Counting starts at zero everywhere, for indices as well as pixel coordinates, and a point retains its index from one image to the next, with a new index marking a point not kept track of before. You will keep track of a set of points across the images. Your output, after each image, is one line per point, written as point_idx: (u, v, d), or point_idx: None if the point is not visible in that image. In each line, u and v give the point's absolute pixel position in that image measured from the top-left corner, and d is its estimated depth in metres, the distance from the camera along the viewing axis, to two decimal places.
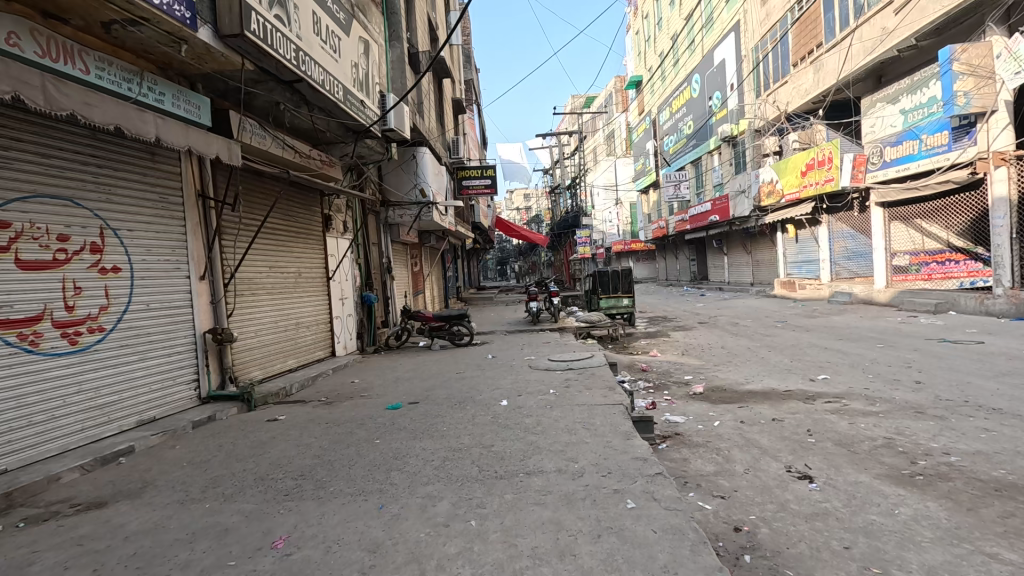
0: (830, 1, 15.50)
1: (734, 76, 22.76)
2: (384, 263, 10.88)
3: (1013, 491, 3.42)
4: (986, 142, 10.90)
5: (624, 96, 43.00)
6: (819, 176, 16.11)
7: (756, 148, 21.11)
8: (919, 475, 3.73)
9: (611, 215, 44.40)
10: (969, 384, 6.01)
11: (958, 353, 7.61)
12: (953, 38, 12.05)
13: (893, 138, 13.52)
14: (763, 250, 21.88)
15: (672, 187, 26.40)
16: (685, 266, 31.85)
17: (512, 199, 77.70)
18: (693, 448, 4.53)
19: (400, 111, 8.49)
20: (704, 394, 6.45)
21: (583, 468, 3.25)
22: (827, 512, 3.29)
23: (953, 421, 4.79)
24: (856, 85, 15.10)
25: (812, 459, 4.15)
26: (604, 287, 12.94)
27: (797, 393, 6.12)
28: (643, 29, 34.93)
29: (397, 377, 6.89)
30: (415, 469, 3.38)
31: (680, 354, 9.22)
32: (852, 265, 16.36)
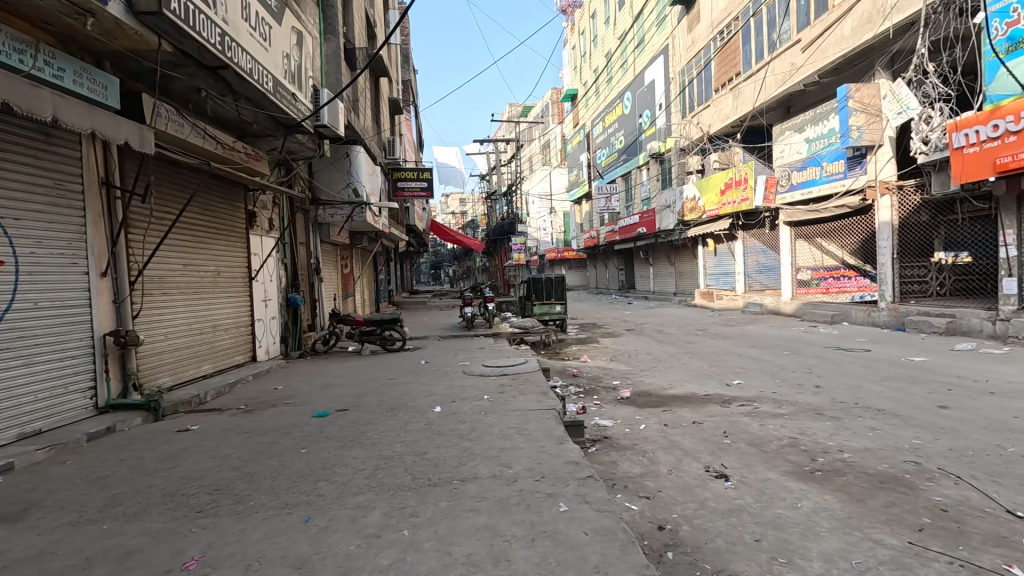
0: (748, 35, 16.83)
1: (662, 97, 24.06)
2: (312, 264, 10.40)
3: (895, 482, 3.85)
4: (875, 171, 12.24)
5: (560, 108, 44.15)
6: (735, 195, 17.35)
7: (681, 166, 22.40)
8: (819, 471, 4.11)
9: (545, 224, 45.27)
10: (859, 387, 6.73)
11: (849, 360, 8.50)
12: (849, 78, 13.49)
13: (799, 164, 14.87)
14: (685, 262, 23.22)
15: (603, 199, 27.38)
16: (614, 275, 33.09)
17: (448, 203, 77.11)
18: (621, 451, 4.71)
19: (334, 107, 8.20)
20: (631, 398, 6.73)
21: (517, 473, 3.28)
22: (740, 508, 3.54)
23: (847, 421, 5.32)
24: (769, 113, 16.47)
25: (727, 459, 4.44)
26: (538, 294, 13.22)
27: (715, 397, 6.55)
28: (579, 44, 36.10)
29: (324, 383, 6.59)
30: (344, 478, 3.26)
31: (609, 360, 9.56)
32: (763, 279, 17.67)
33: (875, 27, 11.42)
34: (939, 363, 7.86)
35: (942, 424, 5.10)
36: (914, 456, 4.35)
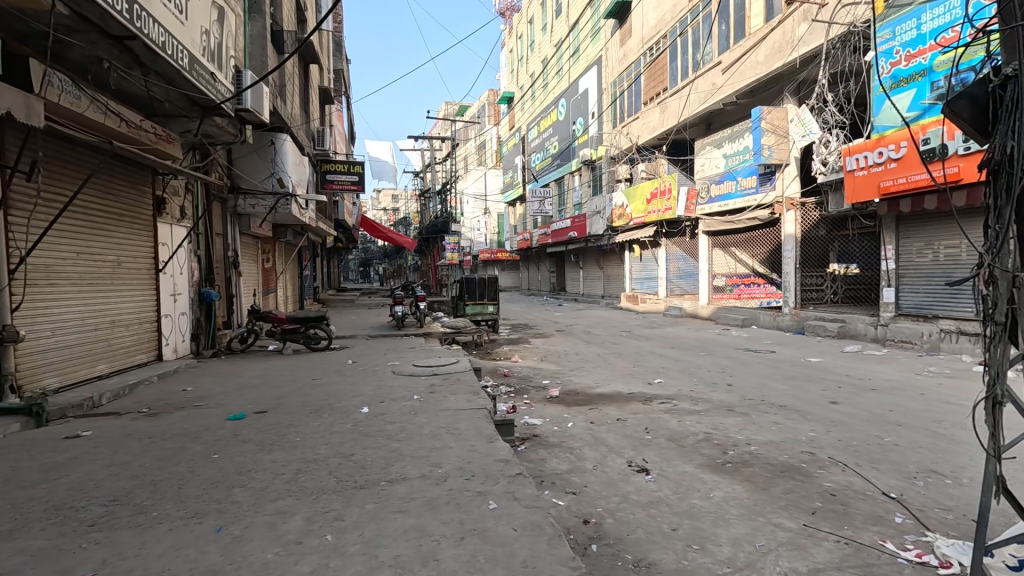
0: (675, 53, 17.80)
1: (595, 106, 24.88)
2: (229, 257, 9.71)
3: (793, 471, 4.23)
4: (782, 188, 13.38)
5: (496, 110, 44.38)
6: (659, 204, 18.28)
7: (611, 174, 23.24)
8: (729, 463, 4.43)
9: (478, 224, 45.24)
10: (765, 386, 7.31)
11: (757, 360, 9.21)
12: (762, 101, 14.65)
13: (718, 178, 15.93)
14: (613, 266, 24.13)
15: (537, 202, 27.83)
16: (546, 277, 33.75)
17: (380, 199, 75.01)
18: (549, 448, 4.81)
19: (258, 91, 7.71)
20: (560, 397, 6.88)
21: (447, 472, 3.25)
22: (660, 499, 3.73)
23: (755, 417, 5.78)
24: (692, 128, 17.51)
25: (649, 454, 4.66)
26: (470, 294, 13.20)
27: (638, 395, 6.86)
28: (517, 48, 36.48)
29: (240, 384, 6.18)
30: (262, 484, 3.07)
31: (539, 360, 9.72)
32: (683, 284, 18.76)
33: (785, 56, 12.49)
34: (831, 364, 8.72)
35: (833, 418, 5.67)
36: (809, 447, 4.80)
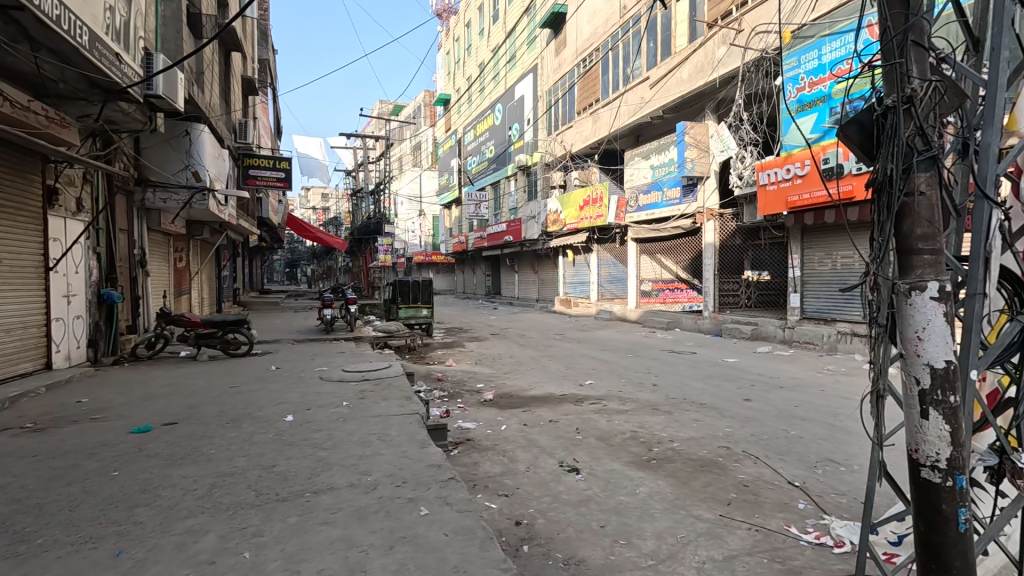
0: (607, 66, 18.49)
1: (530, 113, 25.32)
2: (135, 255, 8.89)
3: (711, 465, 4.51)
4: (703, 200, 14.26)
5: (432, 111, 43.95)
6: (591, 211, 18.87)
7: (546, 180, 23.71)
8: (654, 459, 4.65)
9: (413, 226, 44.48)
10: (687, 385, 7.74)
11: (680, 361, 9.74)
12: (685, 117, 15.55)
13: (645, 187, 16.71)
14: (547, 270, 24.62)
15: (472, 205, 27.83)
16: (481, 281, 33.80)
17: (309, 197, 71.78)
18: (482, 452, 4.81)
19: (171, 77, 7.15)
20: (493, 400, 6.90)
21: (377, 480, 3.17)
22: (589, 497, 3.84)
23: (677, 415, 6.11)
24: (622, 139, 18.24)
25: (579, 454, 4.79)
26: (404, 297, 12.92)
27: (569, 396, 7.02)
28: (453, 51, 36.39)
29: (146, 393, 5.66)
30: (170, 501, 2.83)
31: (474, 364, 9.71)
32: (613, 289, 19.53)
33: (706, 76, 13.31)
34: (746, 364, 9.38)
35: (747, 414, 6.10)
36: (725, 442, 5.14)
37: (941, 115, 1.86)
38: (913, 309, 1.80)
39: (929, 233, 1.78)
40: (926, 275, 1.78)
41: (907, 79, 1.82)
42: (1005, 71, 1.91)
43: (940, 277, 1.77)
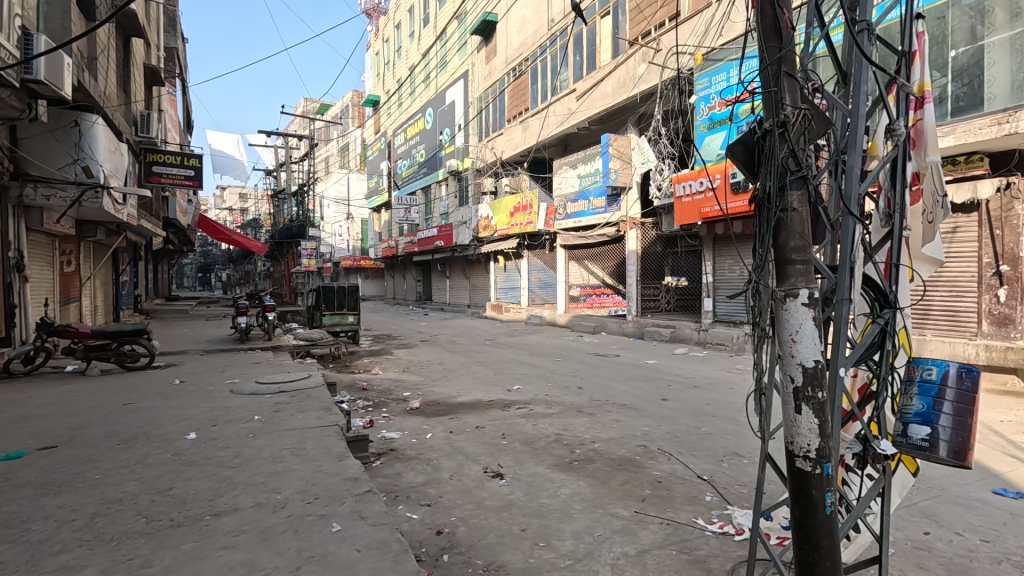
0: (535, 76, 18.90)
1: (461, 118, 25.30)
2: (9, 258, 7.87)
3: (629, 463, 4.71)
4: (626, 209, 14.95)
5: (360, 112, 42.70)
6: (522, 218, 19.10)
7: (476, 186, 23.75)
8: (575, 461, 4.77)
9: (341, 230, 42.93)
10: (610, 387, 8.03)
11: (605, 364, 10.09)
12: (610, 129, 16.21)
13: (573, 196, 17.22)
14: (478, 276, 24.64)
15: (402, 210, 27.31)
16: (412, 286, 33.21)
17: (224, 197, 67.12)
18: (405, 462, 4.71)
19: (55, 61, 6.42)
20: (420, 408, 6.78)
21: (287, 498, 3.01)
22: (511, 502, 3.88)
23: (599, 416, 6.32)
24: (550, 148, 18.69)
25: (503, 459, 4.82)
26: (328, 303, 12.42)
27: (497, 402, 7.06)
28: (382, 51, 35.64)
29: (21, 414, 5.02)
30: (41, 536, 2.53)
31: (401, 371, 9.50)
32: (544, 294, 19.69)
33: (628, 91, 13.97)
34: (664, 365, 9.90)
35: (664, 413, 6.43)
36: (643, 440, 5.38)
37: (810, 139, 2.08)
38: (788, 314, 1.99)
39: (801, 245, 1.97)
40: (798, 283, 1.97)
41: (781, 106, 2.01)
42: (864, 103, 2.16)
43: (809, 285, 1.97)
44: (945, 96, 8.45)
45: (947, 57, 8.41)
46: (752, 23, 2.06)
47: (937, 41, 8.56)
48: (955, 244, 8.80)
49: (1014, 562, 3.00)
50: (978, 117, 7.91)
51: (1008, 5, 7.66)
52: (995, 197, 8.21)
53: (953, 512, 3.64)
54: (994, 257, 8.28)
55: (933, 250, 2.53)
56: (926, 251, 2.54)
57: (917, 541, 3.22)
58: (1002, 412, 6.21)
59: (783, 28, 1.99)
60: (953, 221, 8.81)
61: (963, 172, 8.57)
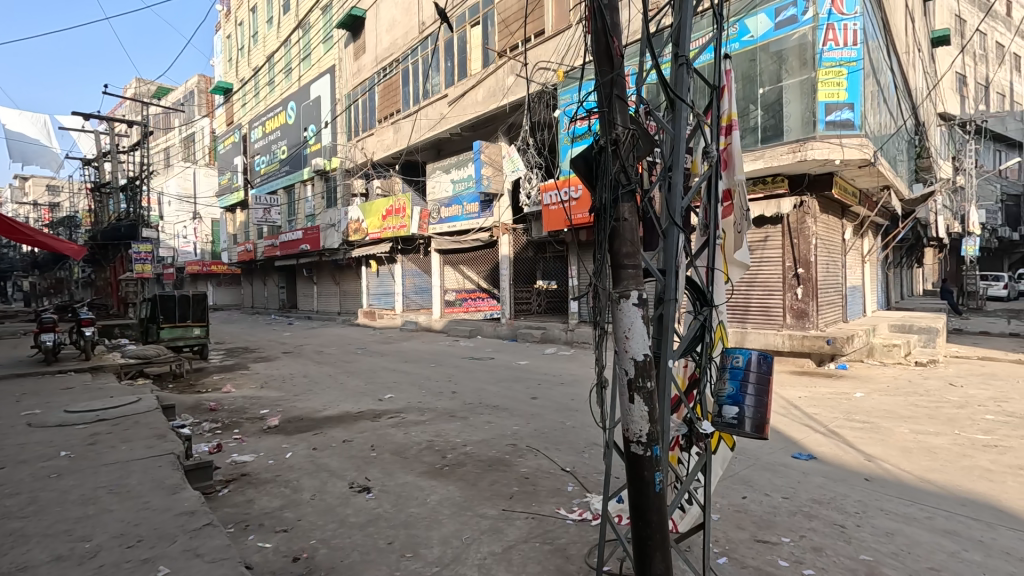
0: (407, 78, 18.59)
1: (327, 114, 23.89)
2: None
3: (498, 463, 4.83)
4: (498, 215, 15.33)
5: (208, 99, 38.20)
6: (395, 222, 18.58)
7: (345, 187, 22.57)
8: (446, 466, 4.77)
9: (185, 231, 37.90)
10: (483, 389, 8.16)
11: (478, 367, 10.20)
12: (481, 136, 16.54)
13: (446, 201, 17.24)
14: (349, 281, 23.50)
15: (261, 210, 24.99)
16: (274, 293, 30.56)
17: (25, 190, 55.33)
18: (259, 486, 4.29)
19: None
20: (279, 426, 6.24)
21: (99, 546, 2.57)
22: (378, 515, 3.74)
23: (471, 419, 6.39)
24: (423, 151, 18.49)
25: (371, 471, 4.63)
26: (167, 314, 10.85)
27: (367, 413, 6.77)
28: (235, 35, 32.33)
29: None
30: None
31: (258, 387, 8.65)
32: (419, 299, 19.51)
33: (497, 101, 14.42)
34: (536, 365, 10.32)
35: (533, 412, 6.71)
36: (512, 439, 5.55)
37: (638, 157, 2.31)
38: (623, 314, 2.19)
39: (631, 252, 2.20)
40: (629, 286, 2.18)
41: (613, 126, 2.23)
42: (683, 128, 2.47)
43: (639, 288, 2.20)
44: (756, 126, 10.00)
45: (758, 92, 9.98)
46: (588, 49, 2.25)
47: (749, 79, 10.13)
48: (766, 251, 10.49)
49: (805, 512, 3.66)
50: (780, 146, 9.51)
51: (799, 54, 9.38)
52: (793, 213, 10.04)
53: (764, 476, 4.33)
54: (794, 261, 10.04)
55: (742, 256, 2.93)
56: (737, 257, 2.92)
57: (736, 505, 3.76)
58: (800, 390, 7.54)
59: (614, 54, 2.19)
60: (764, 231, 10.48)
61: (770, 190, 10.24)
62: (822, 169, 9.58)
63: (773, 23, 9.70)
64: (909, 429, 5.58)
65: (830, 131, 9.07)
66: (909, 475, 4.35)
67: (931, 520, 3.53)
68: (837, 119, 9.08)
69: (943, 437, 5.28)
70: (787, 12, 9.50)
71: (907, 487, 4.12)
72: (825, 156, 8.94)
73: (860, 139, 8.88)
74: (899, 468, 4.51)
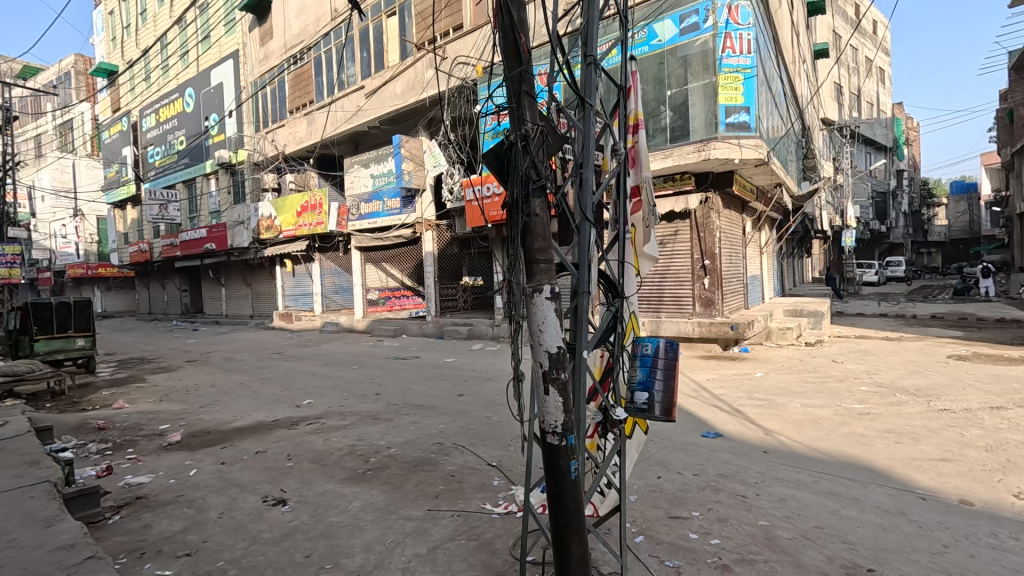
0: (320, 67, 17.71)
1: (230, 103, 22.19)
2: None
3: (424, 463, 4.75)
4: (421, 211, 15.04)
5: (88, 82, 34.09)
6: (311, 219, 17.55)
7: (255, 182, 21.09)
8: (369, 470, 4.62)
9: (64, 230, 33.66)
10: (408, 389, 8.00)
11: (403, 367, 9.97)
12: (401, 130, 16.12)
13: (366, 196, 16.68)
14: (262, 282, 22.09)
15: (156, 206, 22.76)
16: (175, 297, 28.03)
17: None
18: (159, 509, 3.92)
19: None
20: (182, 442, 5.72)
21: None
22: (295, 528, 3.54)
23: (396, 420, 6.24)
24: (340, 144, 17.75)
25: (288, 483, 4.38)
26: (42, 325, 9.57)
27: (283, 421, 6.39)
28: (119, 12, 29.09)
29: None
30: None
31: (157, 401, 7.87)
32: (339, 299, 18.71)
33: (416, 94, 14.15)
34: (462, 362, 10.28)
35: (459, 408, 6.67)
36: (438, 438, 5.50)
37: (548, 153, 2.35)
38: (536, 308, 2.23)
39: (543, 247, 2.24)
40: (542, 280, 2.22)
41: (522, 123, 2.25)
42: (593, 126, 2.54)
43: (551, 282, 2.24)
44: (665, 126, 10.59)
45: (667, 94, 10.55)
46: (496, 45, 2.24)
47: (658, 81, 10.67)
48: (677, 243, 11.15)
49: (712, 486, 3.94)
50: (687, 145, 10.17)
51: (701, 60, 10.04)
52: (699, 208, 10.72)
53: (677, 456, 4.61)
54: (701, 253, 10.74)
55: (651, 250, 3.06)
56: (646, 251, 3.06)
57: (652, 485, 3.97)
58: (709, 373, 8.11)
59: (522, 50, 2.20)
60: (675, 226, 11.14)
61: (679, 187, 10.93)
62: (724, 168, 10.36)
63: (678, 29, 10.28)
64: (800, 403, 6.19)
65: (730, 132, 9.77)
66: (800, 445, 4.82)
67: (817, 484, 3.94)
68: (736, 121, 9.80)
69: (827, 409, 5.91)
70: (691, 19, 10.10)
71: (798, 456, 4.57)
72: (726, 155, 9.69)
73: (755, 140, 9.71)
74: (792, 440, 4.98)
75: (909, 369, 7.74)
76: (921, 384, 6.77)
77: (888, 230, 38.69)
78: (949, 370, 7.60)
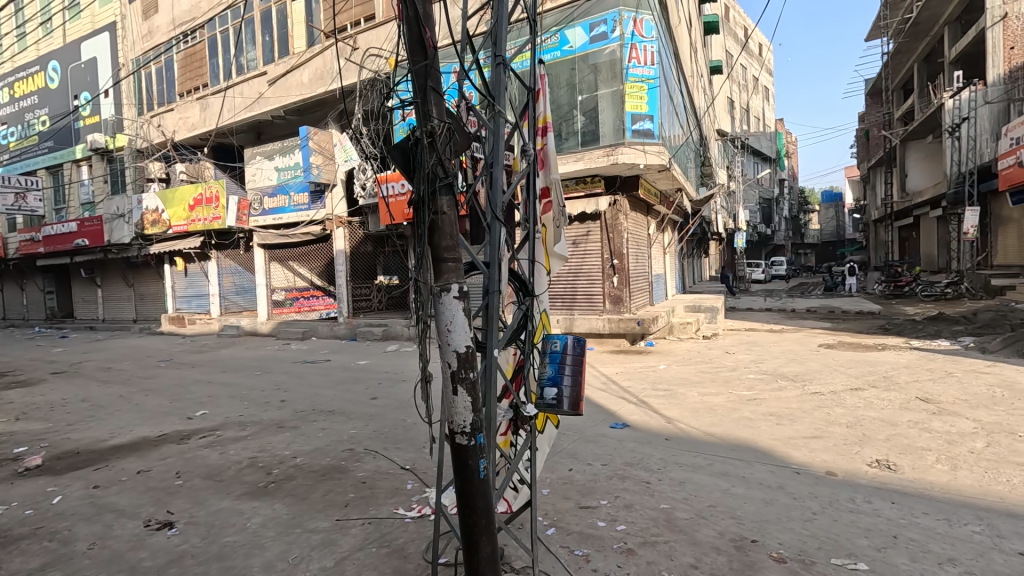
0: (215, 48, 16.31)
1: (106, 81, 19.73)
2: None
3: (334, 471, 4.53)
4: (331, 207, 14.38)
5: None
6: (206, 212, 16.02)
7: (137, 170, 18.90)
8: (271, 483, 4.32)
9: None
10: (317, 394, 7.58)
11: (312, 371, 9.44)
12: (309, 121, 15.28)
13: (270, 190, 15.60)
14: (147, 283, 19.89)
15: (10, 195, 19.64)
16: (36, 299, 24.39)
17: None
18: (10, 546, 3.38)
19: None
20: (44, 466, 4.99)
21: None
22: (183, 553, 3.22)
23: (303, 428, 5.89)
24: (239, 134, 16.44)
25: (175, 503, 3.97)
26: None
27: (171, 436, 5.78)
28: None
29: None
30: None
31: (12, 420, 6.80)
32: (239, 301, 17.35)
33: (325, 84, 13.47)
34: (376, 364, 9.96)
35: (372, 412, 6.45)
36: (349, 443, 5.27)
37: (455, 151, 2.33)
38: (444, 307, 2.20)
39: (451, 245, 2.22)
40: (450, 279, 2.20)
41: (428, 119, 2.20)
42: (502, 125, 2.54)
43: (459, 280, 2.22)
44: (577, 130, 10.97)
45: (578, 99, 10.93)
46: (401, 38, 2.18)
47: (570, 86, 11.03)
48: (589, 243, 11.56)
49: (619, 474, 4.14)
50: (597, 149, 10.61)
51: (610, 67, 10.51)
52: (608, 210, 11.22)
53: (587, 448, 4.78)
54: (610, 253, 11.25)
55: (561, 249, 3.14)
56: (556, 250, 3.13)
57: (564, 478, 4.10)
58: (618, 367, 8.51)
59: (428, 45, 2.15)
60: (586, 227, 11.55)
61: (590, 189, 11.34)
62: (631, 172, 10.92)
63: (588, 37, 10.68)
64: (698, 392, 6.69)
65: (637, 138, 10.33)
66: (697, 431, 5.21)
67: (711, 466, 4.28)
68: (641, 128, 10.40)
69: (721, 396, 6.45)
70: (599, 28, 10.53)
71: (696, 441, 4.93)
72: (632, 160, 10.24)
73: (658, 147, 10.35)
74: (690, 427, 5.36)
75: (789, 358, 8.65)
76: (798, 371, 7.60)
77: (773, 233, 43.07)
78: (819, 357, 8.59)
